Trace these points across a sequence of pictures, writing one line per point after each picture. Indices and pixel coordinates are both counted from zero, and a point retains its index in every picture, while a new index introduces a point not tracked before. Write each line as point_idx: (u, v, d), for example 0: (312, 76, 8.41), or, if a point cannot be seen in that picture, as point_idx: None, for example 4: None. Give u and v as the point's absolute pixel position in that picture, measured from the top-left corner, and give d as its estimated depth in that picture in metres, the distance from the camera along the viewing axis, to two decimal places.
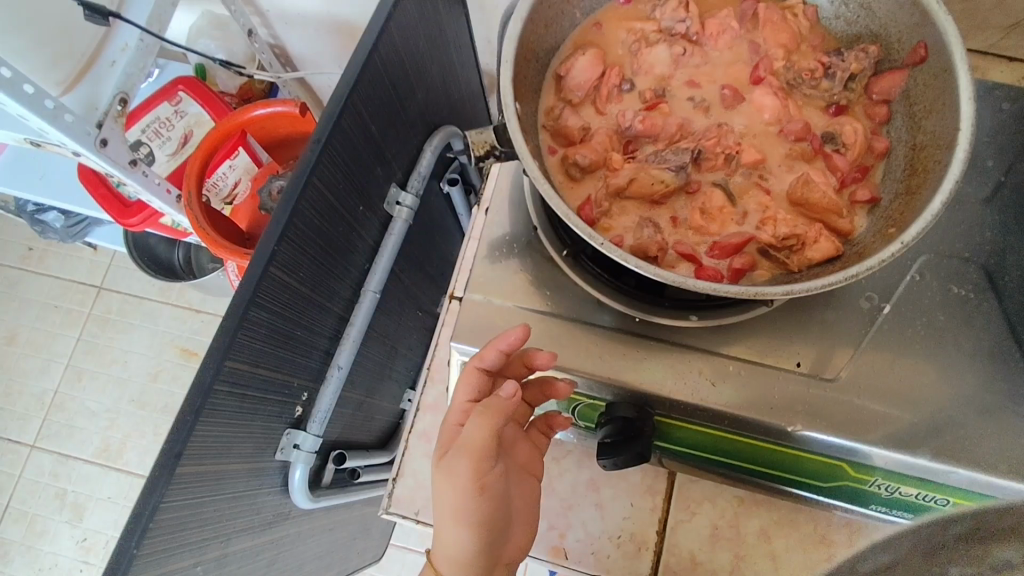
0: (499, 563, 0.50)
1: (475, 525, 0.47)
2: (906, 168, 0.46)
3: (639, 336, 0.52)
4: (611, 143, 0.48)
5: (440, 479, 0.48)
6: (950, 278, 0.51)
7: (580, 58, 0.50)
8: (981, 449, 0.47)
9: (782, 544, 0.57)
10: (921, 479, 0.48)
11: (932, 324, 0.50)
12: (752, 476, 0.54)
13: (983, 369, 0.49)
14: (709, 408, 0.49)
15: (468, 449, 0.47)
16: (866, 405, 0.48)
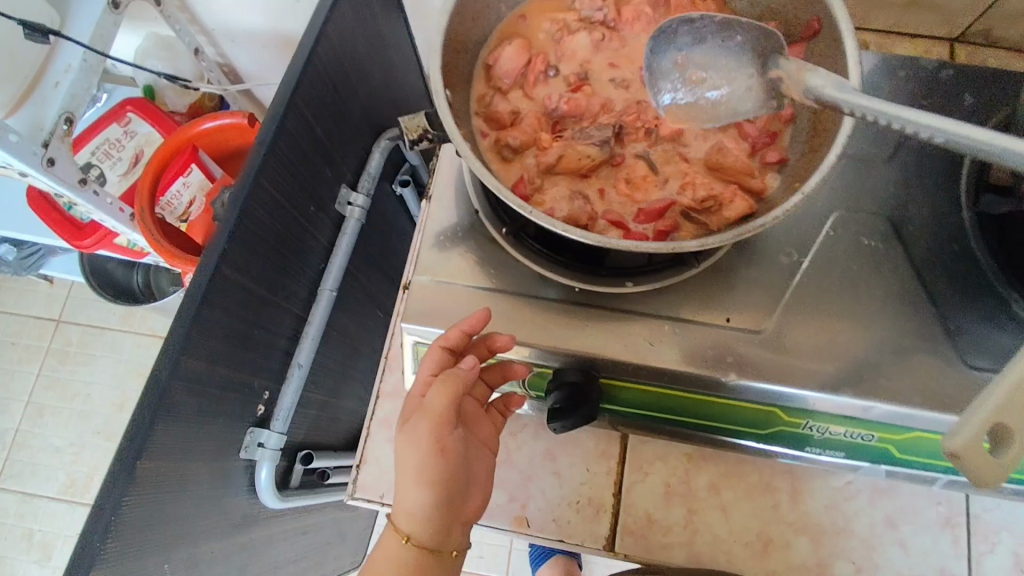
0: (457, 523, 0.52)
1: (435, 484, 0.49)
2: (809, 131, 0.50)
3: (581, 306, 0.55)
4: (540, 124, 0.52)
5: (403, 442, 0.50)
6: (861, 231, 0.56)
7: (507, 48, 0.54)
8: (896, 383, 0.51)
9: (729, 494, 0.61)
10: (844, 417, 0.52)
11: (846, 273, 0.55)
12: (696, 430, 0.57)
13: (894, 311, 0.54)
14: (649, 365, 0.52)
15: (430, 413, 0.50)
16: (790, 352, 0.52)
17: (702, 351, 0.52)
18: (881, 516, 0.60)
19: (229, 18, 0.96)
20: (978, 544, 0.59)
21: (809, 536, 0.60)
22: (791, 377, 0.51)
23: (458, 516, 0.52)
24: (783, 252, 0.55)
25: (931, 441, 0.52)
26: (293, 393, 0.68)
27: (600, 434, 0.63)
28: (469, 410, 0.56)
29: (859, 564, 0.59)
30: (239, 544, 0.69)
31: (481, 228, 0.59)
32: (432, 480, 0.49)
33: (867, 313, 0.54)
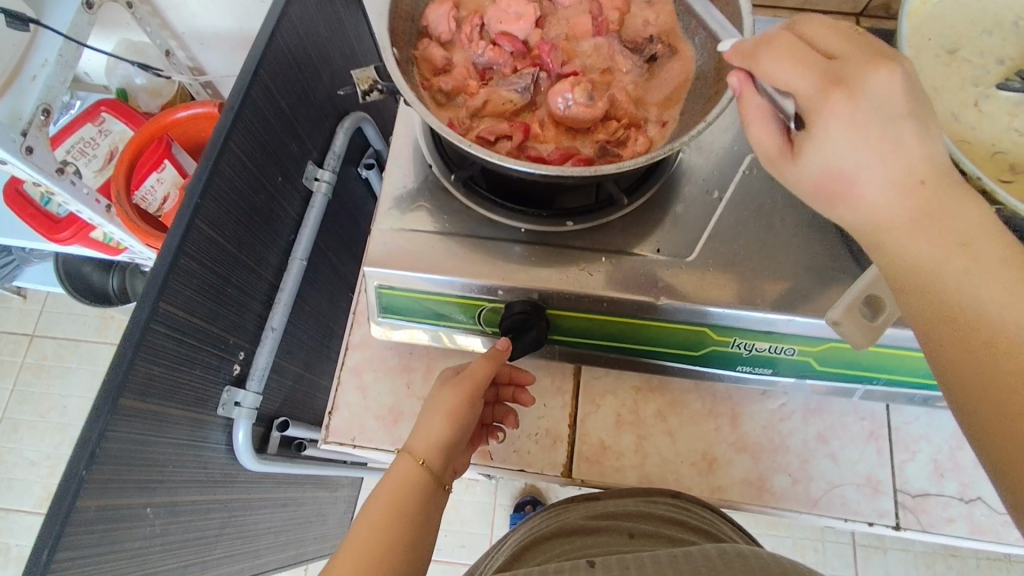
0: (452, 466, 0.58)
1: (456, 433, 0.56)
2: (715, 77, 0.58)
3: (527, 245, 0.61)
4: (468, 73, 0.60)
5: (443, 389, 0.57)
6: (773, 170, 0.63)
7: (436, 8, 0.61)
8: (810, 297, 0.57)
9: (675, 421, 0.66)
10: (766, 332, 0.58)
11: (762, 207, 0.62)
12: (639, 356, 0.63)
13: (806, 236, 0.60)
14: (590, 292, 0.58)
15: (471, 378, 0.57)
16: (716, 275, 0.58)
17: (638, 279, 0.58)
18: (813, 433, 0.66)
19: (197, 21, 1.02)
20: (900, 453, 0.65)
21: (749, 453, 0.65)
22: (720, 297, 0.57)
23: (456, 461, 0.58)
24: (708, 191, 0.63)
25: (846, 353, 0.58)
26: (268, 353, 0.72)
27: (555, 372, 0.68)
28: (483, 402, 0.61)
29: (794, 477, 0.64)
30: (217, 501, 0.71)
31: (435, 182, 0.64)
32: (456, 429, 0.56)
33: (783, 240, 0.60)
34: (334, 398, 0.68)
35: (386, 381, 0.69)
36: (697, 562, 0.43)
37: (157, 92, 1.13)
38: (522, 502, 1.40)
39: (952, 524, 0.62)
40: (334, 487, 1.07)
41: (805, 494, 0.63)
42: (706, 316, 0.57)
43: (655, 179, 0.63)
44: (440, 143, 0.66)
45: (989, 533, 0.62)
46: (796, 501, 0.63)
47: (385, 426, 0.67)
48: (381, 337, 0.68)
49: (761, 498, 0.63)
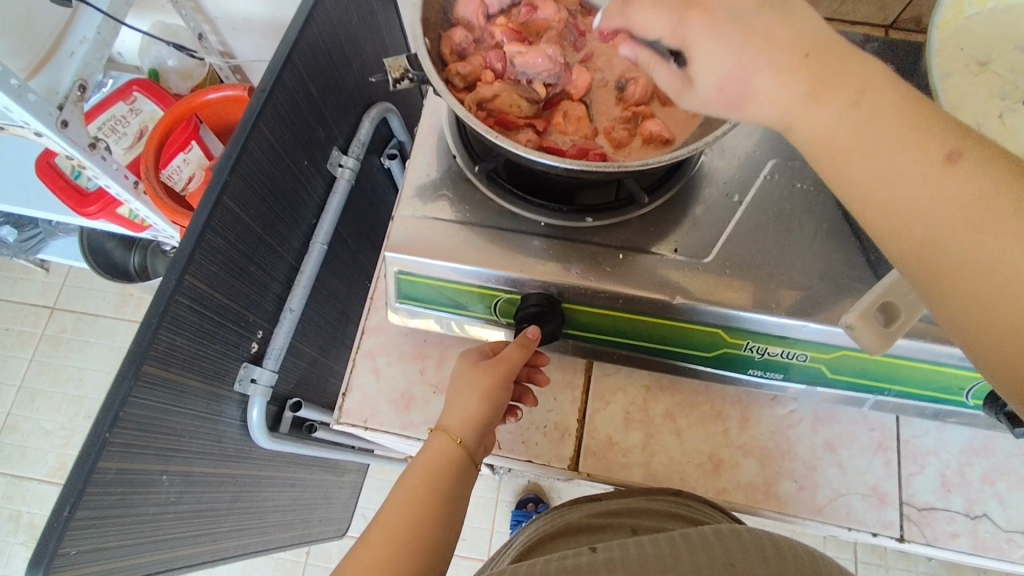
0: (485, 444, 0.59)
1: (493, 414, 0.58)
2: None
3: (546, 239, 0.61)
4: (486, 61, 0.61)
5: (478, 371, 0.58)
6: (794, 176, 0.64)
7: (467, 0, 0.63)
8: (825, 303, 0.57)
9: (684, 421, 0.67)
10: (780, 337, 0.58)
11: (782, 212, 0.62)
12: (651, 354, 0.64)
13: (824, 244, 0.60)
14: (606, 288, 0.58)
15: (506, 359, 0.58)
16: (733, 277, 0.59)
17: (655, 277, 0.59)
18: (821, 441, 0.66)
19: (231, 7, 1.04)
20: (908, 465, 0.65)
21: (757, 458, 0.65)
22: (735, 301, 0.57)
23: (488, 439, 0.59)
24: (729, 194, 0.63)
25: (861, 362, 0.58)
26: (287, 331, 0.74)
27: (566, 367, 0.69)
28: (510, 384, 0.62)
29: (801, 483, 0.64)
30: (229, 475, 0.73)
31: (458, 173, 0.65)
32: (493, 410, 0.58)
33: (801, 246, 0.60)
34: (348, 380, 0.70)
35: (399, 367, 0.70)
36: (693, 538, 0.45)
37: (188, 74, 1.15)
38: (525, 500, 1.41)
39: (956, 539, 0.62)
40: (340, 472, 1.08)
41: (810, 501, 0.63)
42: (721, 318, 0.58)
43: (677, 179, 0.64)
44: (465, 134, 0.67)
45: (994, 551, 0.61)
46: (801, 507, 0.63)
47: (397, 410, 0.68)
48: (397, 323, 0.69)
49: (766, 502, 0.64)
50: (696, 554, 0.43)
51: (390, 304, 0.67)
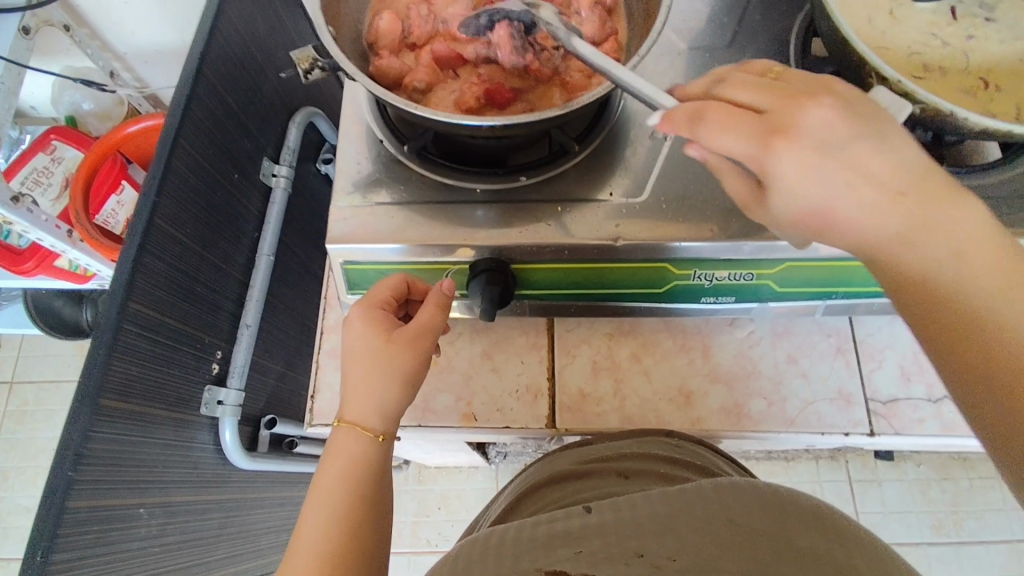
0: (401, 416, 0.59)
1: (400, 381, 0.56)
2: (643, 19, 0.60)
3: (486, 206, 0.62)
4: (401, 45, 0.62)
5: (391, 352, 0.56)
6: None
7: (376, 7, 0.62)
8: None
9: (651, 361, 0.68)
10: (723, 260, 0.60)
11: None
12: (607, 300, 0.65)
13: None
14: (550, 241, 0.59)
15: (418, 331, 0.57)
16: (669, 211, 0.60)
17: (592, 223, 0.60)
18: (784, 356, 0.68)
19: (139, 39, 1.02)
20: (867, 364, 0.67)
21: (724, 383, 0.67)
22: (674, 233, 0.59)
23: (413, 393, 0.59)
24: (653, 132, 0.65)
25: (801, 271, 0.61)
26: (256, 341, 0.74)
27: (529, 329, 0.70)
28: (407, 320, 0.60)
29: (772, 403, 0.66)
30: (212, 501, 0.72)
31: (388, 157, 0.65)
32: (396, 375, 0.56)
33: None
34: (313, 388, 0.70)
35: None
36: (689, 497, 0.45)
37: (107, 115, 1.14)
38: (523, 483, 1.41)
39: (923, 424, 0.64)
40: None
41: (781, 414, 0.65)
42: (666, 251, 0.59)
43: (604, 125, 0.65)
44: (389, 117, 0.67)
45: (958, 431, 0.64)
46: (774, 423, 0.65)
47: None
48: None
49: (739, 423, 0.65)
50: (688, 513, 0.43)
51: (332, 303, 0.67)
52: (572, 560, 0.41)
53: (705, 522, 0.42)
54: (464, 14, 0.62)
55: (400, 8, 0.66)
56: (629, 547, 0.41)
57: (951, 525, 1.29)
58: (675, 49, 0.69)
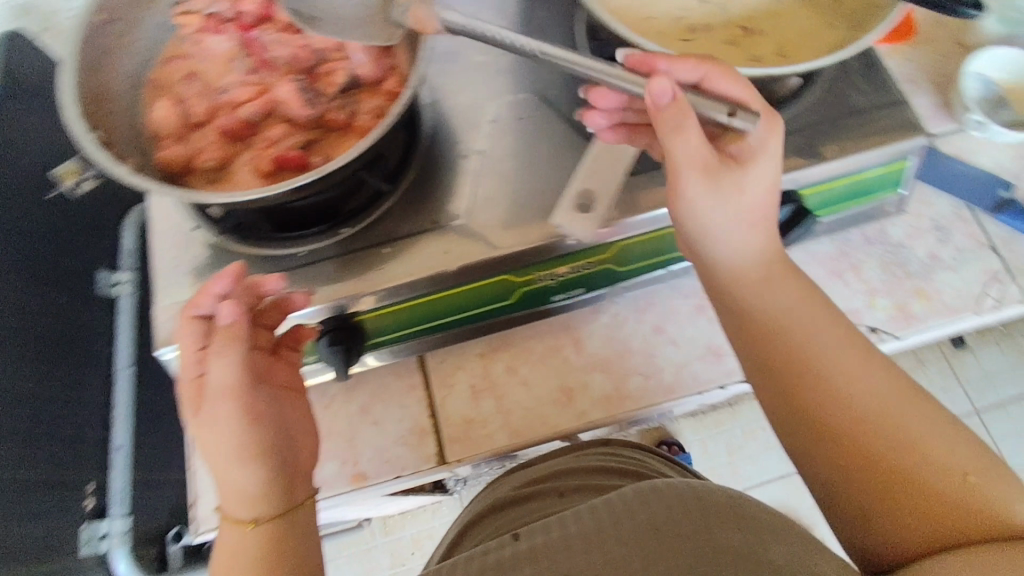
0: (295, 486, 0.52)
1: (238, 448, 0.49)
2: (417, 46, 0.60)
3: (314, 266, 0.61)
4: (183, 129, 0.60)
5: (204, 426, 0.50)
6: (516, 109, 0.66)
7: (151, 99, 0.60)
8: None
9: (527, 369, 0.68)
10: (558, 258, 0.60)
11: (516, 145, 0.64)
12: (466, 322, 0.65)
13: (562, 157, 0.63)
14: (385, 285, 0.58)
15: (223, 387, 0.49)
16: (493, 224, 0.60)
17: (425, 257, 0.59)
18: (650, 328, 0.69)
19: None
20: None
21: (601, 370, 0.67)
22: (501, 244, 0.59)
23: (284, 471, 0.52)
24: (463, 150, 0.65)
25: (634, 248, 0.62)
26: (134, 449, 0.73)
27: (402, 372, 0.68)
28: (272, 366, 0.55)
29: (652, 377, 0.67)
30: None
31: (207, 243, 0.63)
32: (231, 449, 0.49)
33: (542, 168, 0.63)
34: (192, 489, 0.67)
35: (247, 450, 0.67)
36: (617, 507, 0.45)
37: None
38: None
39: None
40: None
41: (660, 385, 0.66)
42: (500, 264, 0.59)
43: (417, 155, 0.64)
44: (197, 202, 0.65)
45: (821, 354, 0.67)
46: (656, 395, 0.66)
47: None
48: None
49: (624, 406, 0.66)
50: (618, 523, 0.43)
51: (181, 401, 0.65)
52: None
53: (633, 533, 0.42)
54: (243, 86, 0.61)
55: (179, 91, 0.64)
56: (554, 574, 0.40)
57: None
58: (469, 61, 0.69)
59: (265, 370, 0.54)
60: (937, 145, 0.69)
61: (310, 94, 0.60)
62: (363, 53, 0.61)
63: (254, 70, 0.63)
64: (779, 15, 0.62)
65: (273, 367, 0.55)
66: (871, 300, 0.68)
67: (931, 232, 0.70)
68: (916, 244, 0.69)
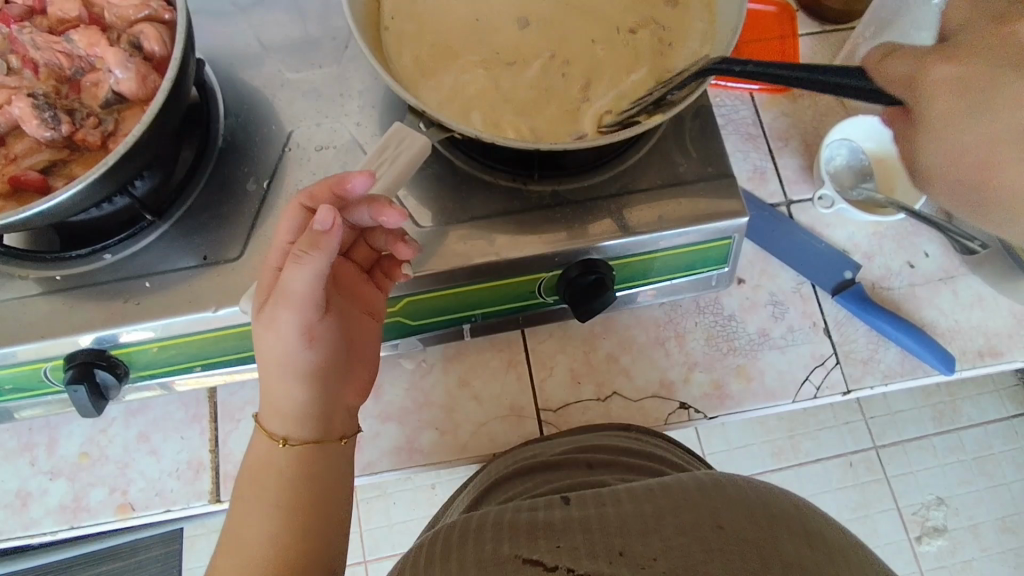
0: (341, 411, 0.54)
1: (306, 376, 0.50)
2: (140, 67, 0.53)
3: (46, 295, 0.56)
4: None
5: (263, 331, 0.49)
6: (254, 174, 0.60)
7: None
8: (215, 297, 0.55)
9: (232, 438, 0.65)
10: (129, 345, 0.56)
11: (239, 190, 0.59)
12: (56, 398, 0.61)
13: None
14: (113, 326, 0.55)
15: (287, 301, 0.47)
16: (195, 283, 0.56)
17: (380, 265, 0.57)
18: (603, 355, 0.68)
19: None
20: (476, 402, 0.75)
21: (397, 420, 0.67)
22: (193, 304, 0.55)
23: (348, 375, 0.55)
24: (247, 182, 0.60)
25: (547, 278, 0.60)
26: (78, 421, 0.65)
27: (188, 402, 0.66)
28: (361, 255, 0.57)
29: None
30: None
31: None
32: (302, 374, 0.50)
33: (216, 250, 0.57)
34: (17, 498, 0.62)
35: (210, 426, 0.65)
36: (676, 496, 0.41)
37: None
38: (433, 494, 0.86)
39: None
40: (131, 540, 0.95)
41: (405, 451, 0.66)
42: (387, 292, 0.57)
43: (208, 163, 0.60)
44: None
45: (776, 394, 0.66)
46: (446, 453, 0.65)
47: (115, 500, 0.62)
48: (28, 416, 0.63)
49: (410, 460, 0.65)
50: (679, 512, 0.39)
51: (48, 400, 0.62)
52: (553, 553, 0.38)
53: (692, 526, 0.38)
54: (34, 35, 0.53)
55: None
56: (612, 544, 0.38)
57: (790, 449, 0.98)
58: (296, 78, 0.64)
59: (338, 276, 0.55)
60: (794, 214, 0.73)
61: (51, 113, 0.50)
62: (122, 66, 0.52)
63: (17, 70, 0.54)
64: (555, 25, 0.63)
65: (362, 285, 0.56)
66: (689, 374, 0.67)
67: (765, 305, 0.70)
68: (748, 318, 0.69)
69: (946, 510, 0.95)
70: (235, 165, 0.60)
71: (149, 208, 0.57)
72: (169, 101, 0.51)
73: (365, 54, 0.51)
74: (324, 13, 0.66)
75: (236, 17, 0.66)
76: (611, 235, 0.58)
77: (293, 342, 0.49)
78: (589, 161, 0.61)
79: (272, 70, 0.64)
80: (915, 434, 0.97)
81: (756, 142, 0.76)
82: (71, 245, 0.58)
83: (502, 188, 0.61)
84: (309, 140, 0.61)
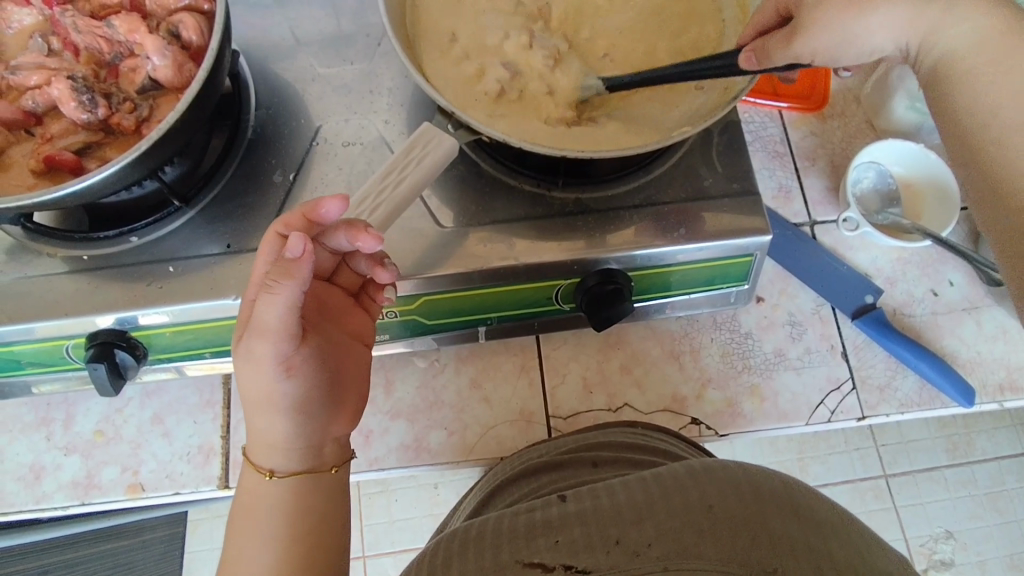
0: (330, 441, 0.54)
1: (289, 408, 0.50)
2: (177, 56, 0.54)
3: (72, 273, 0.57)
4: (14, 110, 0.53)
5: (242, 363, 0.49)
6: (281, 165, 0.60)
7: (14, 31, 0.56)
8: (236, 285, 0.56)
9: (243, 425, 0.65)
10: (148, 328, 0.57)
11: (266, 181, 0.60)
12: (75, 376, 0.62)
13: None
14: (135, 308, 0.55)
15: (261, 332, 0.47)
16: (216, 271, 0.56)
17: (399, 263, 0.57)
18: (616, 366, 0.68)
19: None
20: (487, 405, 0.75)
21: (406, 418, 0.67)
22: (214, 292, 0.55)
23: (337, 404, 0.54)
24: (273, 173, 0.60)
25: (565, 286, 0.60)
26: (95, 399, 0.66)
27: (202, 387, 0.67)
28: (346, 280, 0.57)
29: None
30: None
31: (12, 243, 0.58)
32: (285, 405, 0.50)
33: (239, 239, 0.58)
34: (30, 471, 0.63)
35: (221, 413, 0.66)
36: (667, 482, 0.42)
37: None
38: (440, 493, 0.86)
39: None
40: (138, 520, 0.96)
41: (413, 450, 0.66)
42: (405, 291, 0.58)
43: (237, 152, 0.61)
44: None
45: (788, 416, 0.66)
46: (454, 454, 0.65)
47: (125, 480, 0.63)
48: (47, 392, 0.64)
49: (417, 458, 0.65)
50: (669, 496, 0.40)
51: (67, 377, 0.63)
52: (551, 551, 0.39)
53: (682, 511, 0.39)
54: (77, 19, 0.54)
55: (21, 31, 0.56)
56: (609, 534, 0.39)
57: (799, 471, 0.97)
58: (328, 73, 0.64)
59: (321, 302, 0.55)
60: (817, 235, 0.72)
61: (88, 96, 0.51)
62: (160, 53, 0.53)
63: (57, 52, 0.55)
64: (587, 34, 0.63)
65: (347, 309, 0.57)
66: (701, 390, 0.67)
67: (783, 325, 0.69)
68: (764, 337, 0.69)
69: (956, 545, 0.94)
70: (262, 156, 0.61)
71: (176, 194, 0.58)
72: (202, 90, 0.52)
73: (398, 53, 0.52)
74: (361, 11, 0.67)
75: (273, 11, 0.67)
76: (631, 247, 0.58)
77: (272, 372, 0.48)
78: (613, 170, 0.61)
79: (305, 64, 0.65)
80: (928, 464, 0.96)
81: (783, 159, 0.75)
82: (99, 226, 0.59)
83: (526, 194, 0.61)
84: (337, 134, 0.61)
